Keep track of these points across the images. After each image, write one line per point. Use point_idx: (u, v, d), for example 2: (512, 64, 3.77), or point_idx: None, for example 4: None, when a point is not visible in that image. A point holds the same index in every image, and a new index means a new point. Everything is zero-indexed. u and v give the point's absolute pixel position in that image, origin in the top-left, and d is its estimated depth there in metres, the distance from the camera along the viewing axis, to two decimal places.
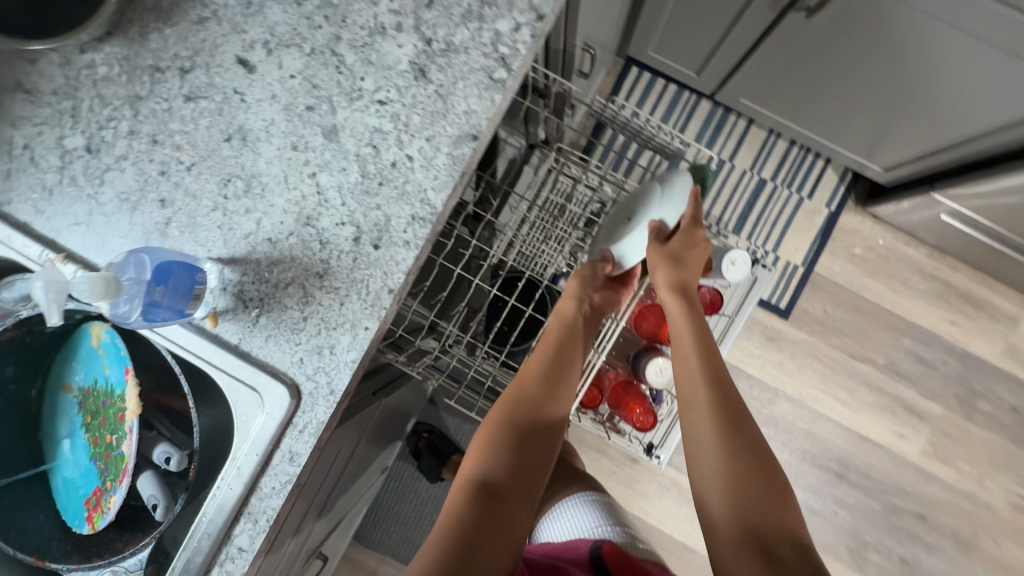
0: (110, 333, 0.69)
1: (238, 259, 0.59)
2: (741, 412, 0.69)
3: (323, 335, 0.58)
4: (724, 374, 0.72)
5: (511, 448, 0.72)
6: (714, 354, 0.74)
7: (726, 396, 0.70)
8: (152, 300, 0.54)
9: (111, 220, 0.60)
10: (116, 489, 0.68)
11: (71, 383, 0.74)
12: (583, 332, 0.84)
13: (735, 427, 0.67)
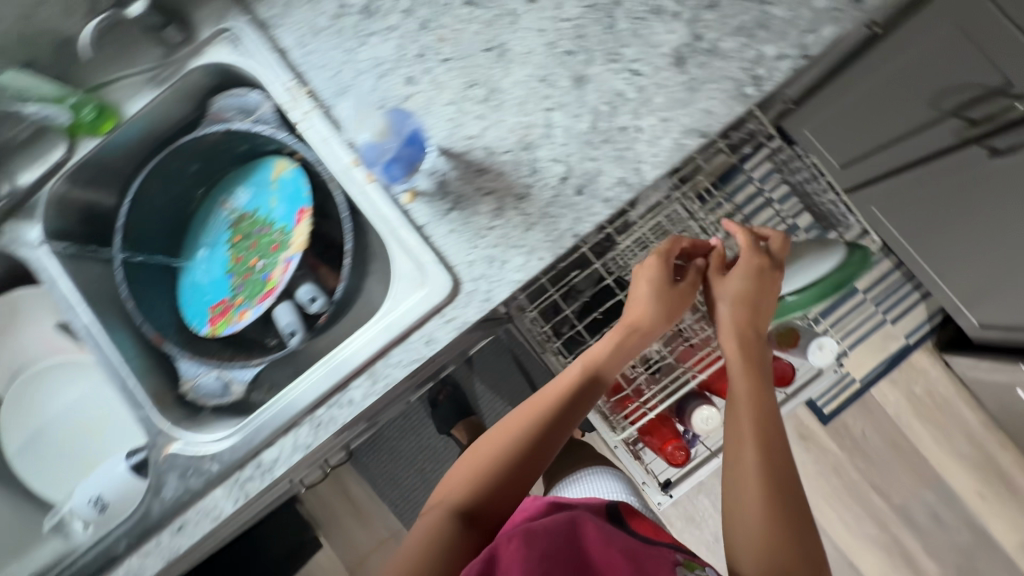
0: (297, 172, 0.75)
1: (453, 154, 0.64)
2: (775, 459, 0.62)
3: (500, 248, 0.63)
4: (769, 418, 0.65)
5: (499, 475, 0.66)
6: (759, 397, 0.66)
7: (760, 445, 0.63)
8: (392, 156, 0.62)
9: (358, 77, 0.66)
10: (251, 306, 0.73)
11: (235, 204, 0.80)
12: (622, 358, 0.71)
13: (766, 484, 0.60)
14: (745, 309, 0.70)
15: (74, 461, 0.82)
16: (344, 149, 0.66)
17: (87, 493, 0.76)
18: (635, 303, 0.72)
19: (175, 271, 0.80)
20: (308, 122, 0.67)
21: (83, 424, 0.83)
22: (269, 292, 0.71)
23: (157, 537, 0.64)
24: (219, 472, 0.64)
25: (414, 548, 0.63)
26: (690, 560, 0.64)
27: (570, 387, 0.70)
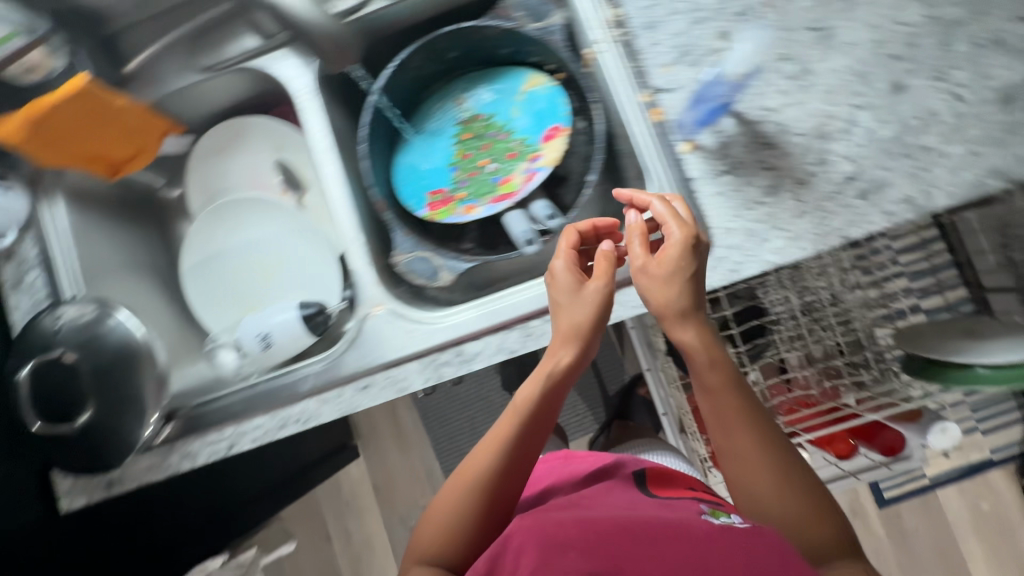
0: (552, 91, 0.75)
1: (745, 121, 0.63)
2: (789, 486, 0.55)
3: (762, 225, 0.62)
4: (731, 408, 0.56)
5: (478, 506, 0.58)
6: (743, 393, 0.57)
7: (772, 472, 0.55)
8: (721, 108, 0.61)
9: (671, 16, 0.65)
10: (479, 203, 0.72)
11: (470, 103, 0.80)
12: (573, 371, 0.59)
13: (774, 504, 0.55)
14: (692, 295, 0.55)
15: (259, 294, 0.83)
16: (636, 83, 0.64)
17: (256, 327, 0.76)
18: (565, 321, 0.58)
19: (394, 148, 0.79)
20: (609, 49, 0.65)
21: (283, 263, 0.84)
22: (507, 196, 0.71)
23: (341, 389, 0.66)
24: (421, 348, 0.65)
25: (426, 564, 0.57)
26: (712, 509, 0.59)
27: (514, 442, 0.59)
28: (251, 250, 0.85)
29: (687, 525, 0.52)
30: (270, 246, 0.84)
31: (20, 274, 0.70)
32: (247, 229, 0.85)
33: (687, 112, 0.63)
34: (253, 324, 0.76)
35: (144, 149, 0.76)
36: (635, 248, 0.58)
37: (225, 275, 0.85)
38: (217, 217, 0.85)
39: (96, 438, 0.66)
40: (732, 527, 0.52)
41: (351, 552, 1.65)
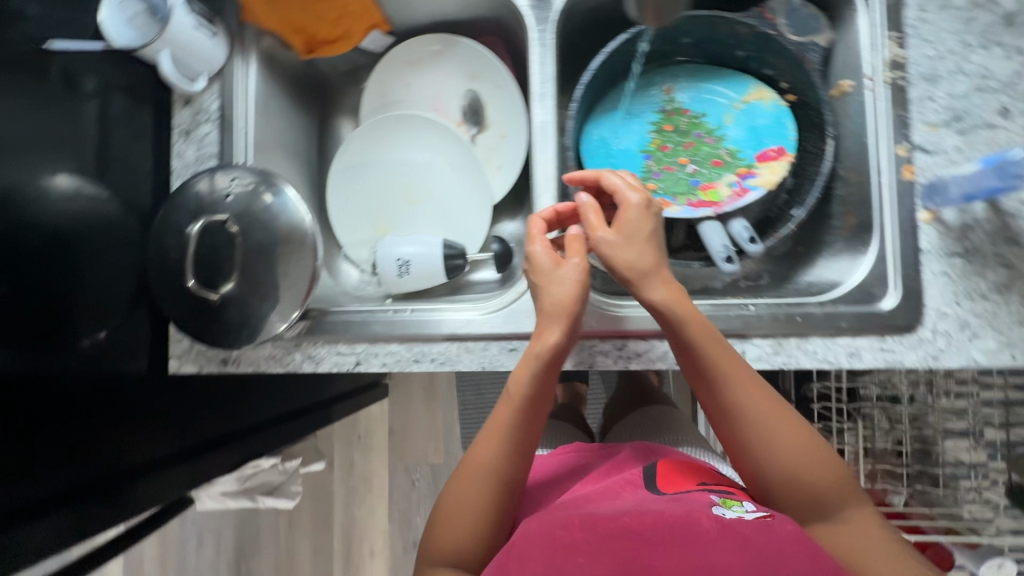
0: (778, 111, 0.70)
1: (995, 208, 0.58)
2: (784, 444, 0.49)
3: (978, 320, 0.58)
4: (716, 361, 0.51)
5: (484, 506, 0.51)
6: (707, 339, 0.51)
7: (779, 434, 0.49)
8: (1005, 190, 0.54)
9: (954, 73, 0.59)
10: (675, 201, 0.68)
11: (680, 94, 0.75)
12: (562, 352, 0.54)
13: (780, 475, 0.48)
14: (652, 230, 0.54)
15: (396, 218, 0.80)
16: (894, 132, 0.60)
17: (399, 250, 0.73)
18: (553, 297, 0.55)
19: (589, 115, 0.75)
20: (875, 90, 0.61)
21: (429, 196, 0.80)
22: (710, 204, 0.67)
23: (487, 344, 0.63)
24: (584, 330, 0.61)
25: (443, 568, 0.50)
26: (724, 499, 0.49)
27: (503, 428, 0.53)
28: (400, 174, 0.80)
29: (695, 522, 0.43)
30: (423, 176, 0.80)
31: (194, 122, 0.67)
32: (404, 150, 0.79)
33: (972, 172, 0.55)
34: (394, 248, 0.73)
35: (344, 34, 0.72)
36: (538, 249, 0.57)
37: (367, 188, 0.80)
38: (378, 127, 0.78)
39: (232, 313, 0.63)
40: (747, 526, 0.43)
41: (348, 483, 1.60)
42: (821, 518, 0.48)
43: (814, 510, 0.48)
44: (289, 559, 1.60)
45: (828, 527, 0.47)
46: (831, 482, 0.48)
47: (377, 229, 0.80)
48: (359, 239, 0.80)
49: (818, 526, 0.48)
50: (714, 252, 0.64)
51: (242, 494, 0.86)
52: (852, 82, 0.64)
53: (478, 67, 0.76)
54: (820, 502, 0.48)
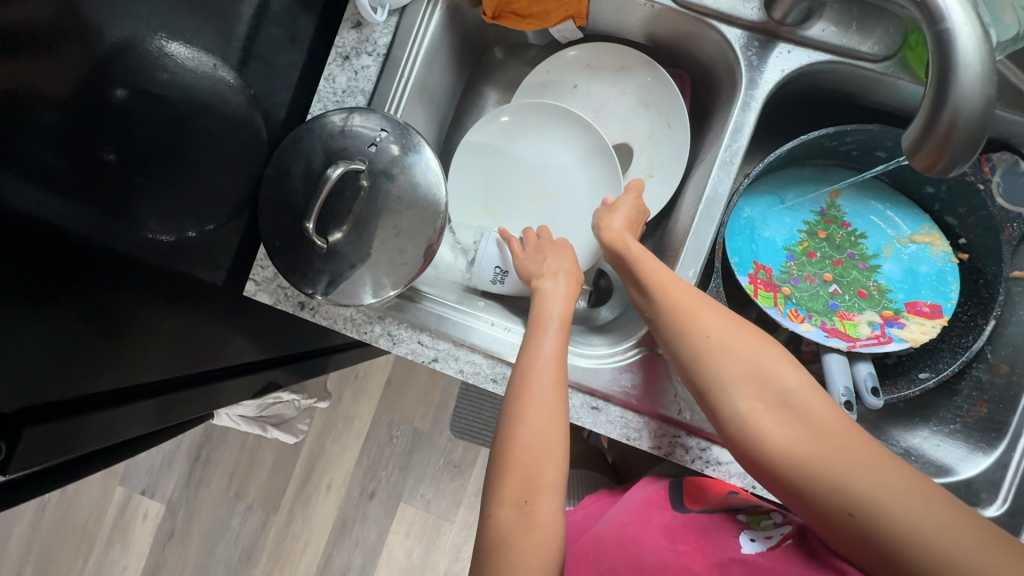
0: (945, 266, 0.64)
1: None
2: (719, 333, 0.48)
3: None
4: (665, 281, 0.52)
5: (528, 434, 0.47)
6: (662, 269, 0.53)
7: (752, 353, 0.47)
8: None
9: None
10: (807, 319, 0.64)
11: (845, 203, 0.69)
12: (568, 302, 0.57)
13: (721, 365, 0.47)
14: (637, 223, 0.62)
15: (510, 206, 0.74)
16: None
17: (499, 258, 0.67)
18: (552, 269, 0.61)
19: (749, 192, 0.69)
20: None
21: (552, 200, 0.74)
22: (844, 336, 0.63)
23: (571, 393, 0.60)
24: (674, 419, 0.58)
25: (516, 499, 0.44)
26: (750, 516, 0.52)
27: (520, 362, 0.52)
28: (532, 166, 0.74)
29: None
30: (553, 176, 0.74)
31: (357, 50, 0.62)
32: (545, 142, 0.74)
33: None
34: (494, 254, 0.67)
35: (540, 14, 0.65)
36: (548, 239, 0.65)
37: (494, 166, 0.75)
38: (529, 112, 0.72)
39: (328, 266, 0.59)
40: (769, 560, 0.46)
41: (331, 415, 1.46)
42: (772, 406, 0.45)
43: (770, 401, 0.45)
44: (243, 469, 1.47)
45: (781, 416, 0.45)
46: (744, 330, 0.48)
47: (488, 210, 0.75)
48: (467, 212, 0.75)
49: (781, 426, 0.44)
50: (832, 391, 0.60)
51: (256, 421, 0.86)
52: None
53: (654, 100, 0.70)
54: (838, 446, 0.42)
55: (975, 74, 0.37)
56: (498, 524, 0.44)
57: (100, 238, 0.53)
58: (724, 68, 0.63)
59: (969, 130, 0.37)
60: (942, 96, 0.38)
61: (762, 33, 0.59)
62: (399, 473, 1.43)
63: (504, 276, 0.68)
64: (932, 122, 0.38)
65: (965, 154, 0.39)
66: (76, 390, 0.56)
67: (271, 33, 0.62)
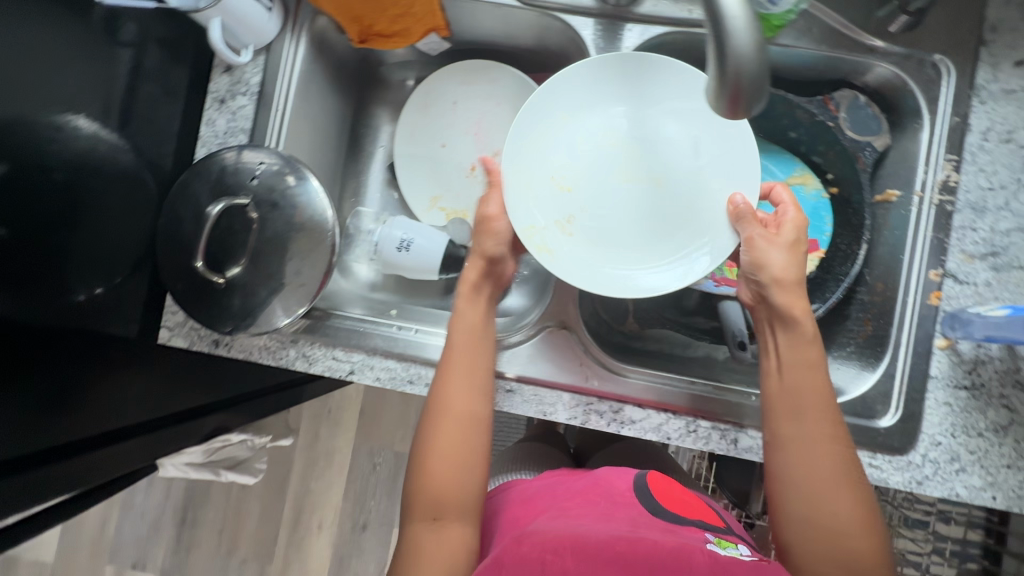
0: (818, 202, 0.68)
1: (1002, 351, 0.58)
2: (831, 497, 0.50)
3: (970, 456, 0.58)
4: (803, 431, 0.52)
5: (441, 467, 0.55)
6: (807, 407, 0.53)
7: (839, 497, 0.50)
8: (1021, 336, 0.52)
9: (1000, 209, 0.59)
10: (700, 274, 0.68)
11: None
12: (482, 325, 0.61)
13: (818, 535, 0.50)
14: (799, 263, 0.56)
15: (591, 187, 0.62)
16: (930, 254, 0.60)
17: (401, 231, 0.74)
18: (481, 249, 0.62)
19: None
20: (922, 208, 0.60)
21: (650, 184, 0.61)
22: (733, 283, 0.68)
23: None
24: (582, 387, 0.61)
25: (428, 515, 0.54)
26: (717, 539, 0.54)
27: (446, 412, 0.57)
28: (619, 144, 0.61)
29: (689, 556, 0.48)
30: (659, 150, 0.61)
31: (231, 92, 0.65)
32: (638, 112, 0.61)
33: (974, 316, 0.56)
34: (400, 224, 0.75)
35: (402, 31, 0.68)
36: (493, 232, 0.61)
37: (561, 119, 0.61)
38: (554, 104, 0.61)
39: (235, 300, 0.61)
40: (735, 562, 0.48)
41: (310, 453, 1.45)
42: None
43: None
44: (232, 522, 1.46)
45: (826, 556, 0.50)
46: (859, 502, 0.50)
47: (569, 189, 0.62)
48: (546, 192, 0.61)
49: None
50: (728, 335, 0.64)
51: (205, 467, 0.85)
52: (900, 192, 0.63)
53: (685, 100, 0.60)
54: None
55: (742, 21, 0.40)
56: (416, 531, 0.54)
57: (31, 313, 0.56)
58: (579, 53, 0.67)
59: (753, 74, 0.41)
60: (722, 49, 0.41)
61: (603, 17, 0.63)
62: (386, 500, 1.43)
63: (410, 245, 0.74)
64: (722, 73, 0.42)
65: (758, 95, 0.42)
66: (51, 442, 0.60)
67: (150, 88, 0.64)
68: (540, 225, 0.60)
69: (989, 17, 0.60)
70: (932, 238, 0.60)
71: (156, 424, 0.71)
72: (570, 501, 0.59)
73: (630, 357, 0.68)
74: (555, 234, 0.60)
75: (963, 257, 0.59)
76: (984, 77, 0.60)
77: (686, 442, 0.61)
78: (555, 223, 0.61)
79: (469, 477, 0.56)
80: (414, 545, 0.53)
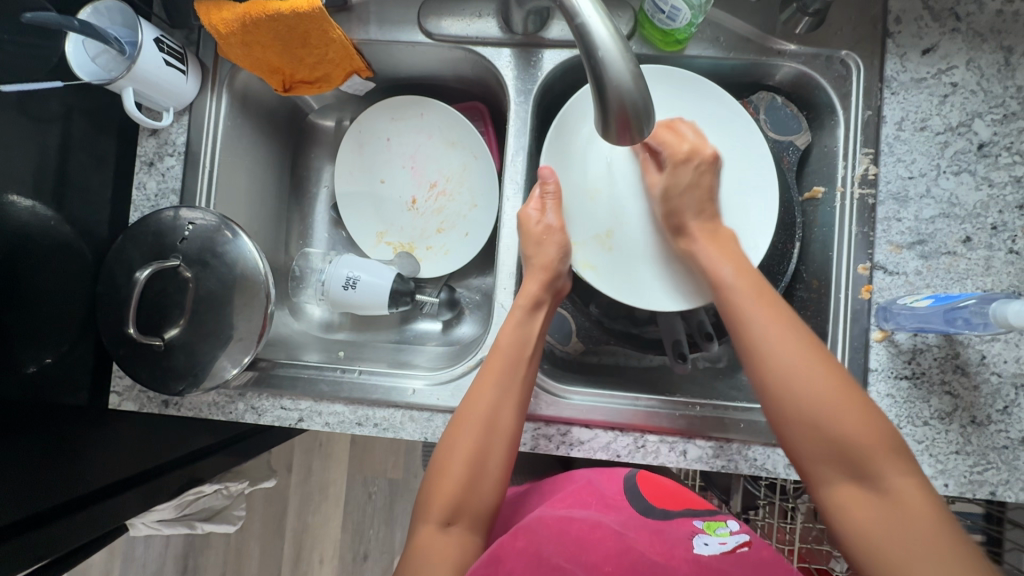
0: None
1: (940, 337, 0.58)
2: (816, 400, 0.47)
3: (918, 447, 0.58)
4: (768, 337, 0.50)
5: (464, 475, 0.54)
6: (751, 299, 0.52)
7: (825, 385, 0.47)
8: (944, 326, 0.53)
9: (922, 197, 0.59)
10: None
11: None
12: (526, 347, 0.59)
13: (810, 431, 0.47)
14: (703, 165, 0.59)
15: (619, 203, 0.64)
16: (857, 249, 0.60)
17: (347, 269, 0.75)
18: (541, 258, 0.61)
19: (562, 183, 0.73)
20: (845, 203, 0.61)
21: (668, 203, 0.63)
22: None
23: (432, 415, 0.62)
24: (528, 414, 0.61)
25: (438, 520, 0.53)
26: (707, 524, 0.51)
27: (490, 424, 0.55)
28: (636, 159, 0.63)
29: (675, 565, 0.45)
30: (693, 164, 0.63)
31: (158, 154, 0.66)
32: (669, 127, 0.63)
33: (903, 306, 0.56)
34: (345, 264, 0.75)
35: (324, 78, 0.67)
36: (552, 239, 0.61)
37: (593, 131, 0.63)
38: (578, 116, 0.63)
39: (179, 359, 0.62)
40: (723, 561, 0.46)
41: (305, 488, 1.40)
42: (855, 480, 0.45)
43: (844, 471, 0.46)
44: (232, 571, 1.38)
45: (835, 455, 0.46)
46: (836, 375, 0.48)
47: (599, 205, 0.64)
48: (581, 207, 0.64)
49: (849, 486, 0.46)
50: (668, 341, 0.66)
51: (180, 521, 0.85)
52: (824, 189, 0.64)
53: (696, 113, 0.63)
54: (858, 464, 0.45)
55: (614, 52, 0.41)
56: (423, 536, 0.52)
57: None
58: (498, 82, 0.68)
59: (634, 101, 0.41)
60: (601, 81, 0.42)
61: (516, 45, 0.64)
62: (385, 528, 1.42)
63: (356, 285, 0.74)
64: (606, 103, 0.43)
65: (644, 121, 0.43)
66: (25, 508, 0.58)
67: (77, 159, 0.64)
68: (580, 242, 0.63)
69: (892, 9, 0.61)
70: (857, 233, 0.60)
71: (136, 480, 0.70)
72: (562, 499, 0.58)
73: (578, 376, 0.68)
74: (598, 250, 0.63)
75: (892, 247, 0.59)
76: (893, 68, 0.60)
77: (637, 457, 0.61)
78: (594, 237, 0.64)
79: (489, 485, 0.55)
80: (410, 554, 0.52)
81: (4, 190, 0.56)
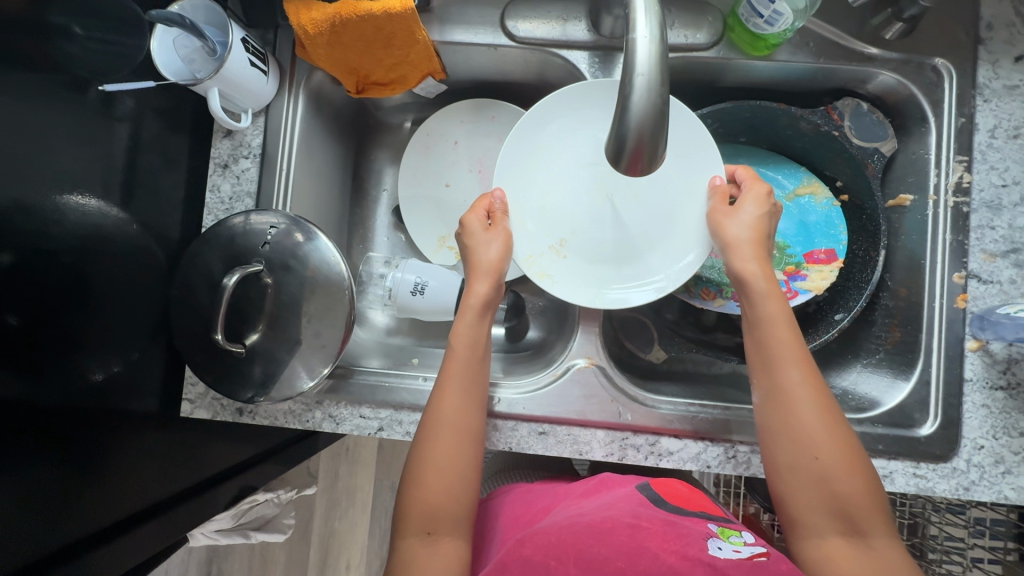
0: (831, 211, 0.68)
1: None
2: (827, 468, 0.48)
3: (1016, 458, 0.57)
4: (798, 393, 0.49)
5: (439, 486, 0.51)
6: (782, 336, 0.51)
7: (830, 447, 0.48)
8: None
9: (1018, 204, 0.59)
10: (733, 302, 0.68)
11: None
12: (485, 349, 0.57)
13: (817, 493, 0.48)
14: (762, 231, 0.54)
15: (565, 213, 0.61)
16: (952, 257, 0.60)
17: (415, 274, 0.73)
18: (485, 261, 0.57)
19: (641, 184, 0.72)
20: (938, 211, 0.61)
21: (609, 207, 0.60)
22: None
23: (517, 424, 0.61)
24: (618, 423, 0.60)
25: (421, 531, 0.50)
26: (720, 529, 0.48)
27: (457, 429, 0.54)
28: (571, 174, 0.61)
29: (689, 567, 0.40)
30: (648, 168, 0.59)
31: (233, 156, 0.65)
32: None
33: (1005, 317, 0.55)
34: (416, 267, 0.74)
35: (398, 79, 0.65)
36: (484, 237, 0.57)
37: (541, 149, 0.61)
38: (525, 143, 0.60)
39: (256, 367, 0.61)
40: (738, 566, 0.41)
41: (332, 495, 1.34)
42: (846, 534, 0.47)
43: (835, 521, 0.47)
44: None
45: (829, 509, 0.47)
46: (844, 438, 0.49)
47: (549, 217, 0.61)
48: (531, 220, 0.60)
49: (838, 539, 0.47)
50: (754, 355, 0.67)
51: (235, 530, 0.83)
52: (913, 196, 0.63)
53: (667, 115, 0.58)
54: (850, 517, 0.47)
55: (646, 82, 0.40)
56: (402, 554, 0.49)
57: (57, 399, 0.54)
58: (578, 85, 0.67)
59: (650, 134, 0.40)
60: (623, 118, 0.40)
61: (599, 49, 0.63)
62: None
63: (424, 289, 0.73)
64: (623, 135, 0.41)
65: (654, 156, 0.42)
66: (90, 527, 0.58)
67: (150, 159, 0.62)
68: (536, 254, 0.60)
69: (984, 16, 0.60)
70: (951, 243, 0.60)
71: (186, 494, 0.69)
72: (573, 501, 0.55)
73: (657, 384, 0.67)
74: (553, 259, 0.60)
75: (987, 254, 0.59)
76: (985, 76, 0.60)
77: (726, 467, 0.60)
78: (548, 247, 0.60)
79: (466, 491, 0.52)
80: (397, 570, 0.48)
81: (86, 192, 0.55)
